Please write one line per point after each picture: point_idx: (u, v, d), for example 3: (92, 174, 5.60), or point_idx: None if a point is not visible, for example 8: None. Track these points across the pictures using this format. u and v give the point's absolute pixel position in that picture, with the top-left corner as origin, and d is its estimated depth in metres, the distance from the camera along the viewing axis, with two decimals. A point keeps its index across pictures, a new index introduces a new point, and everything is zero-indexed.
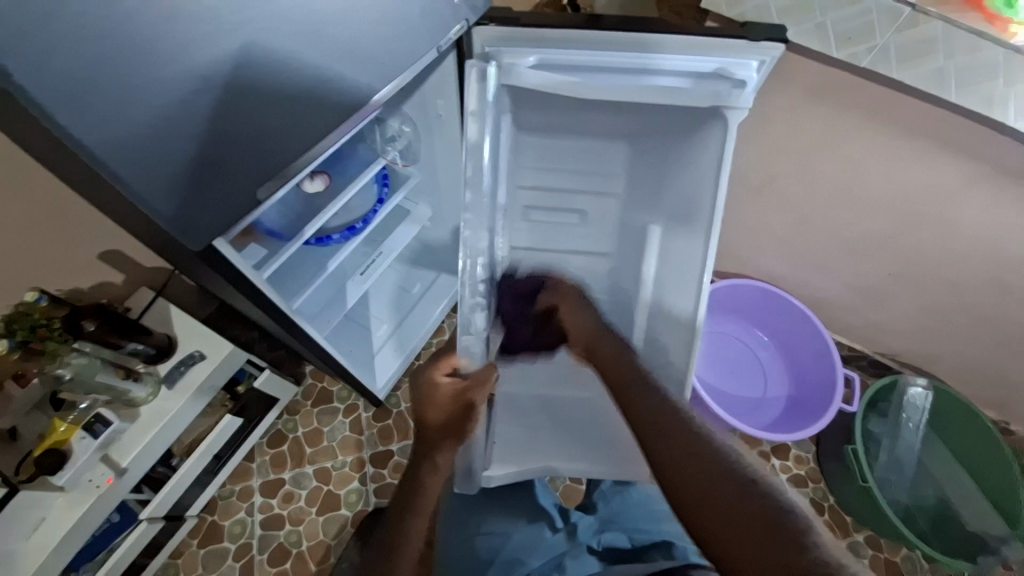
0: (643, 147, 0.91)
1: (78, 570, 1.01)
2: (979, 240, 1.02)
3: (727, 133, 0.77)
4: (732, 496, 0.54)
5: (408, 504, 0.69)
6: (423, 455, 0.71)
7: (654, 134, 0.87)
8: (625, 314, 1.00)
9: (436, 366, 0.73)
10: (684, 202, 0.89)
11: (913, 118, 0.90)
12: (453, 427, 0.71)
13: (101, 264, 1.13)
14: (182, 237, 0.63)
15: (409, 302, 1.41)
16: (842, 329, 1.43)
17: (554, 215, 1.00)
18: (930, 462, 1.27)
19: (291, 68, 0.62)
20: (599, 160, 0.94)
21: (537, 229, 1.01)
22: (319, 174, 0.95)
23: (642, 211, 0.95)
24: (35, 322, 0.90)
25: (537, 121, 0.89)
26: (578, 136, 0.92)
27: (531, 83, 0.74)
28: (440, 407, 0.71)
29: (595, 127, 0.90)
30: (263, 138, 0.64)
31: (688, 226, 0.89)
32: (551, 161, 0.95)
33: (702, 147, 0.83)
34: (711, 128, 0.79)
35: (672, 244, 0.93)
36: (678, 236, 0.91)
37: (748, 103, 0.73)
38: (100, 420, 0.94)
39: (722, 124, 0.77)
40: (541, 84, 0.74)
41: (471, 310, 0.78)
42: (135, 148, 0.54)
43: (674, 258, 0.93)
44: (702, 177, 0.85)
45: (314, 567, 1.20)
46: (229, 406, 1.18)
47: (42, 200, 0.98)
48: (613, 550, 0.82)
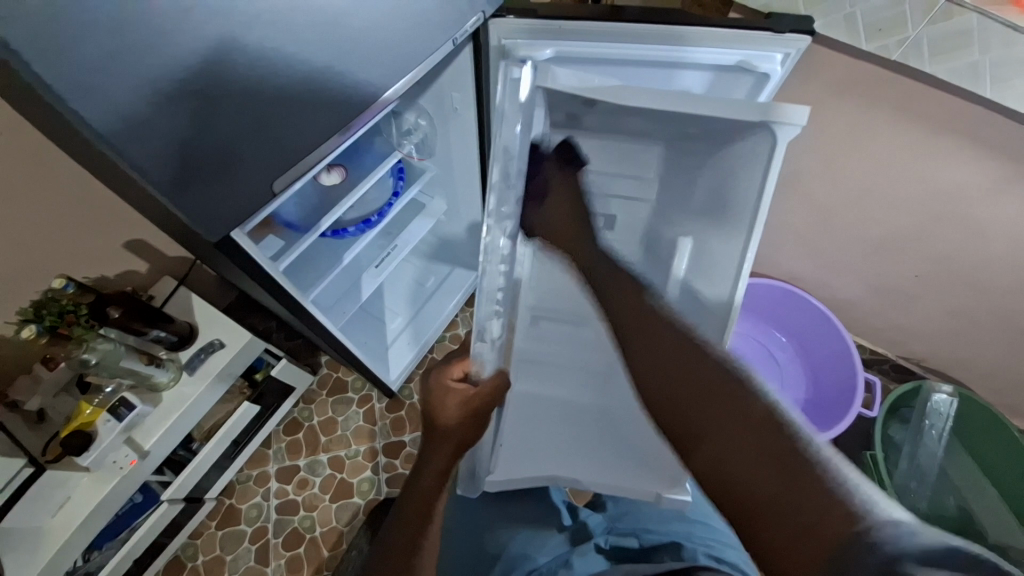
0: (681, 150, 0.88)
1: (102, 548, 1.04)
2: (1012, 243, 0.98)
3: (775, 145, 0.76)
4: (764, 448, 0.45)
5: (412, 509, 0.66)
6: (427, 461, 0.68)
7: (695, 140, 0.85)
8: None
9: (447, 371, 0.73)
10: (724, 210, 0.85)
11: (944, 115, 0.87)
12: (461, 438, 0.69)
13: (126, 253, 1.16)
14: (198, 227, 0.64)
15: (423, 295, 1.42)
16: (863, 331, 1.39)
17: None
18: (952, 471, 1.23)
19: (307, 61, 0.63)
20: (634, 165, 0.91)
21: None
22: (336, 167, 0.96)
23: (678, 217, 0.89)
24: (64, 307, 0.93)
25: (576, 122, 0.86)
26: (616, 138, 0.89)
27: (570, 85, 0.71)
28: (450, 415, 0.69)
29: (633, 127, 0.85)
30: (279, 131, 0.65)
31: (728, 235, 0.84)
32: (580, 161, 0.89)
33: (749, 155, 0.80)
34: (760, 136, 0.77)
35: (707, 253, 0.86)
36: (712, 245, 0.86)
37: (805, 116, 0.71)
38: (124, 403, 0.97)
39: (771, 136, 0.76)
40: (580, 86, 0.71)
41: (487, 317, 0.78)
42: (150, 139, 0.54)
43: (705, 268, 0.87)
44: (746, 182, 0.81)
45: (325, 552, 1.23)
46: (247, 393, 1.21)
47: (71, 189, 1.01)
48: (619, 549, 0.80)
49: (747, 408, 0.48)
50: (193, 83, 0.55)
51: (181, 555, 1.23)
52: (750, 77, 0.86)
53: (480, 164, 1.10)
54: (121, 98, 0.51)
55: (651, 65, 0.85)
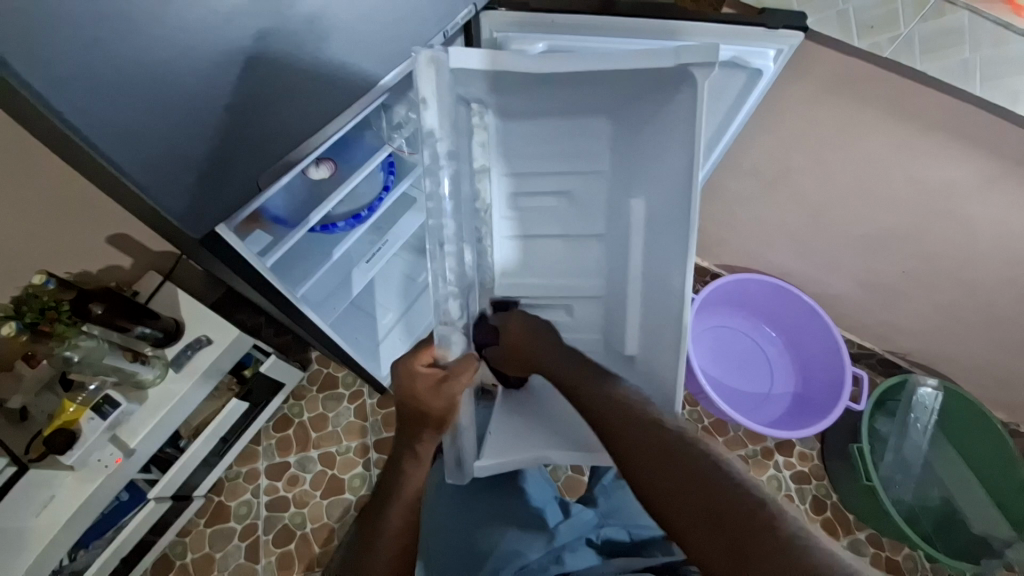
0: (619, 117, 0.81)
1: (88, 546, 1.04)
2: (998, 240, 0.99)
3: (697, 96, 0.67)
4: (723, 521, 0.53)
5: (389, 491, 0.69)
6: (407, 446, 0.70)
7: (621, 98, 0.77)
8: (617, 292, 0.95)
9: (416, 356, 0.71)
10: (670, 172, 0.78)
11: (935, 112, 0.87)
12: (442, 417, 0.69)
13: (109, 247, 1.13)
14: (180, 222, 0.63)
15: (415, 289, 1.39)
16: (852, 327, 1.40)
17: (543, 199, 0.94)
18: (937, 463, 1.25)
19: (295, 53, 0.61)
20: (577, 136, 0.86)
21: (524, 214, 0.95)
22: (324, 160, 0.93)
23: (630, 186, 0.86)
24: (44, 304, 0.90)
25: (511, 109, 0.81)
26: (553, 120, 0.84)
27: (494, 66, 0.65)
28: (429, 396, 0.68)
29: (574, 105, 0.80)
30: (267, 127, 0.64)
31: (677, 192, 0.77)
32: (524, 148, 0.88)
33: (675, 115, 0.73)
34: (676, 91, 0.70)
35: (659, 217, 0.83)
36: (661, 205, 0.82)
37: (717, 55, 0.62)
38: (109, 400, 0.95)
39: (690, 82, 0.67)
40: (506, 65, 0.65)
41: (443, 299, 0.70)
42: (128, 131, 0.53)
43: (663, 230, 0.83)
44: (676, 142, 0.75)
45: (318, 549, 1.22)
46: (235, 390, 1.19)
47: (50, 182, 0.98)
48: (610, 543, 0.83)
49: (720, 495, 0.55)
50: (177, 75, 0.53)
51: (169, 553, 1.22)
52: (743, 73, 0.85)
53: None
54: (98, 88, 0.49)
55: None
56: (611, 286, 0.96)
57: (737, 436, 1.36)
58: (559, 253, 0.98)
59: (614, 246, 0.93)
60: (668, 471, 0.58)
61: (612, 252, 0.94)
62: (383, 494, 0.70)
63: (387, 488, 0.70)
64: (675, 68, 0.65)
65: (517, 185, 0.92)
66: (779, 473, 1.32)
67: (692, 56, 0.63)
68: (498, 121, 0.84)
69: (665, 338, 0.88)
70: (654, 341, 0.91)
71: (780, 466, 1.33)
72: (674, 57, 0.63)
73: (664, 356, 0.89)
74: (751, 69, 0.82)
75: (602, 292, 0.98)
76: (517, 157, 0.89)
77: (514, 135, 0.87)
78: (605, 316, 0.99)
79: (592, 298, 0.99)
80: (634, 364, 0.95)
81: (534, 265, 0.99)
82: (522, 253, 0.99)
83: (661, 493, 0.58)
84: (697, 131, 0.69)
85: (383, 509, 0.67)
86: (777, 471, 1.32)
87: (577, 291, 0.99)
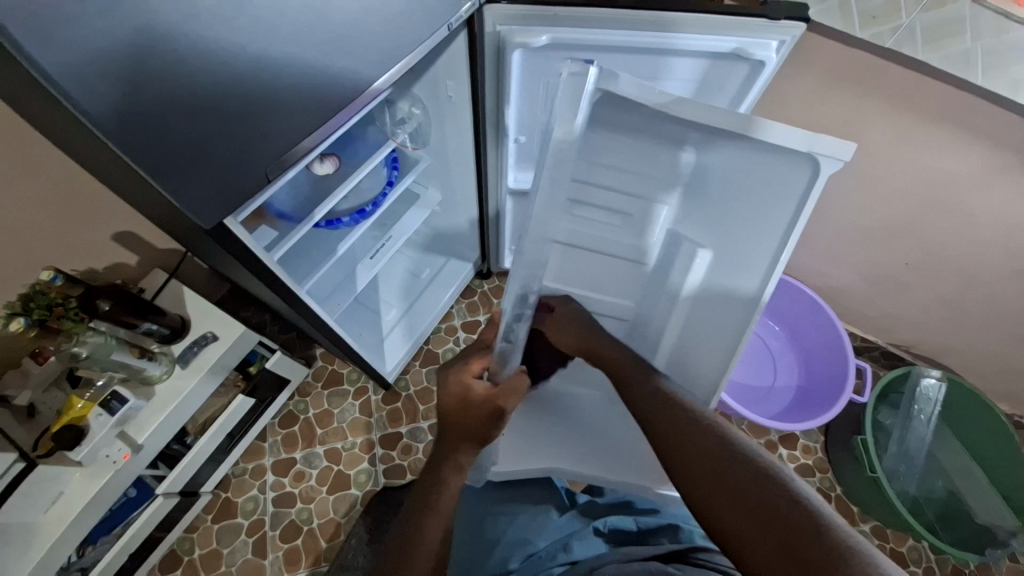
0: (714, 157, 0.72)
1: (96, 542, 1.04)
2: (1001, 232, 0.99)
3: (816, 177, 0.64)
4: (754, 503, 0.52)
5: (425, 501, 0.68)
6: (445, 453, 0.71)
7: (728, 140, 0.67)
8: (652, 313, 0.94)
9: (467, 367, 0.77)
10: (758, 228, 0.73)
11: (937, 102, 0.87)
12: (475, 429, 0.72)
13: (116, 245, 1.14)
14: (193, 214, 0.63)
15: (418, 287, 1.41)
16: (855, 320, 1.41)
17: (599, 214, 0.86)
18: (941, 455, 1.25)
19: (297, 48, 0.61)
20: (650, 164, 0.76)
21: (576, 228, 0.86)
22: (328, 156, 0.95)
23: (693, 228, 0.82)
24: (52, 301, 0.91)
25: (609, 114, 0.68)
26: (641, 137, 0.72)
27: (630, 96, 0.61)
28: (465, 403, 0.74)
29: (659, 130, 0.70)
30: (268, 115, 0.63)
31: (755, 237, 0.74)
32: (600, 161, 0.77)
33: (785, 184, 0.68)
34: (795, 166, 0.66)
35: (730, 266, 0.79)
36: (739, 254, 0.77)
37: (851, 154, 0.60)
38: (116, 397, 0.96)
39: (810, 164, 0.64)
40: (641, 97, 0.60)
41: (514, 319, 0.84)
42: (136, 116, 0.53)
43: (730, 275, 0.80)
44: (776, 207, 0.70)
45: (324, 543, 1.23)
46: (241, 385, 1.20)
47: (58, 180, 0.99)
48: (618, 532, 0.80)
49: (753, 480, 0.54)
50: (183, 64, 0.53)
51: (177, 548, 1.23)
52: (745, 65, 0.86)
53: (476, 149, 1.08)
54: (108, 75, 0.49)
55: (647, 53, 0.85)
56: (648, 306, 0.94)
57: (740, 429, 1.36)
58: (600, 266, 0.93)
59: (661, 276, 0.89)
60: (712, 460, 0.57)
61: (655, 283, 0.91)
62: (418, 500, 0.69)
63: (422, 496, 0.69)
64: (801, 151, 0.62)
65: (579, 191, 0.80)
66: (782, 466, 1.32)
67: (823, 144, 0.61)
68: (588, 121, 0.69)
69: (702, 359, 0.87)
70: (684, 363, 0.90)
71: (783, 459, 1.33)
72: (805, 140, 0.60)
73: (693, 377, 0.89)
74: (753, 61, 0.82)
75: (631, 313, 0.97)
76: (592, 165, 0.77)
77: (597, 146, 0.74)
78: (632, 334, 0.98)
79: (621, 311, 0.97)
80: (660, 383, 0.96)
81: (566, 272, 0.93)
82: (560, 261, 0.90)
83: (699, 473, 0.57)
84: (804, 208, 0.67)
85: (421, 520, 0.66)
86: (781, 464, 1.32)
87: (606, 307, 0.97)
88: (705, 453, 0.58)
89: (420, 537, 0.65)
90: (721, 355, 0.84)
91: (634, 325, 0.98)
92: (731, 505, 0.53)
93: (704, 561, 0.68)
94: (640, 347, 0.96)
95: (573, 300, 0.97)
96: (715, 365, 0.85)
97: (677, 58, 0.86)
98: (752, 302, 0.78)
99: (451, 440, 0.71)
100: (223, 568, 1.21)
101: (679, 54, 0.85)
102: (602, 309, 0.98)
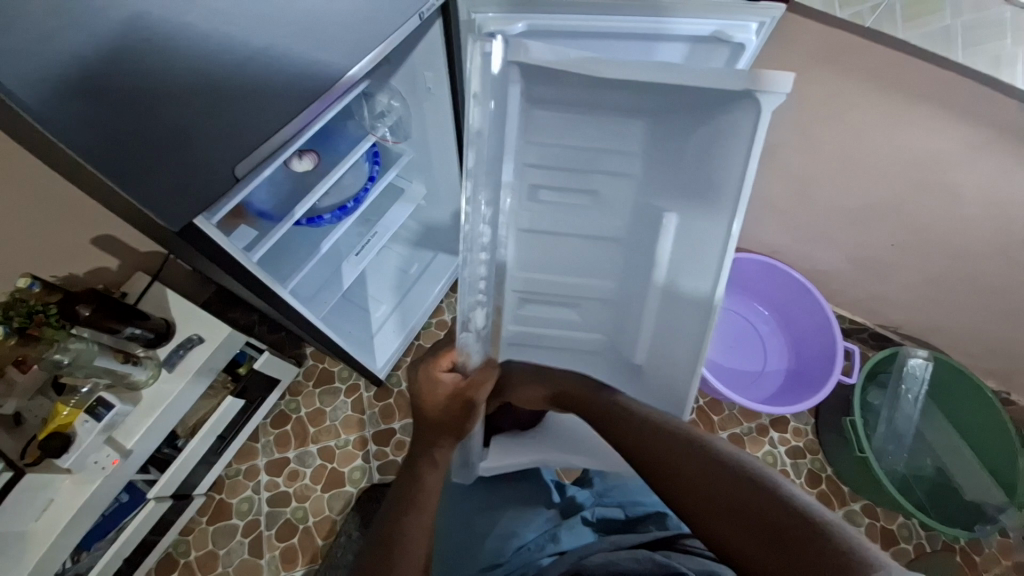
0: (668, 116, 0.67)
1: (90, 548, 1.03)
2: (985, 209, 0.99)
3: (761, 115, 0.59)
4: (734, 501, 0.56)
5: (411, 500, 0.70)
6: (423, 451, 0.74)
7: (673, 95, 0.63)
8: (634, 298, 0.84)
9: (436, 362, 0.74)
10: (715, 188, 0.69)
11: (917, 80, 0.87)
12: (451, 424, 0.74)
13: (96, 249, 1.13)
14: (160, 217, 0.61)
15: (407, 282, 1.40)
16: (843, 302, 1.42)
17: (563, 197, 0.77)
18: (928, 433, 1.27)
19: (263, 39, 0.60)
20: (612, 138, 0.71)
21: (539, 212, 0.77)
22: (308, 152, 0.93)
23: (664, 196, 0.72)
24: (31, 308, 0.88)
25: (544, 90, 0.65)
26: (591, 110, 0.68)
27: (542, 62, 0.58)
28: (439, 402, 0.73)
29: (606, 99, 0.66)
30: (231, 111, 0.62)
31: (712, 198, 0.69)
32: (555, 144, 0.71)
33: (734, 129, 0.63)
34: (739, 106, 0.61)
35: (696, 229, 0.73)
36: (704, 216, 0.71)
37: (791, 83, 0.56)
38: (102, 403, 0.95)
39: (754, 101, 0.59)
40: (554, 60, 0.58)
41: (470, 308, 0.70)
42: (85, 116, 0.52)
43: (697, 243, 0.74)
44: (727, 154, 0.65)
45: (320, 541, 1.23)
46: (230, 387, 1.19)
47: (32, 183, 0.97)
48: (604, 521, 0.83)
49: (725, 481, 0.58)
50: (145, 63, 0.53)
51: (173, 551, 1.23)
52: (726, 48, 0.85)
53: (459, 144, 1.07)
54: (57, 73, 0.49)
55: (632, 39, 0.84)
56: (625, 295, 0.85)
57: (731, 414, 1.37)
58: (575, 258, 0.83)
59: (637, 254, 0.79)
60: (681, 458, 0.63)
61: (634, 264, 0.81)
62: (398, 499, 0.70)
63: (404, 493, 0.71)
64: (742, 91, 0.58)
65: (536, 176, 0.74)
66: (773, 449, 1.34)
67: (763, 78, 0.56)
68: (522, 99, 0.65)
69: (682, 331, 0.81)
70: (666, 337, 0.84)
71: (775, 442, 1.35)
72: (743, 78, 0.55)
73: (677, 346, 0.83)
74: (733, 44, 0.83)
75: (614, 298, 0.86)
76: (540, 147, 0.72)
77: (542, 126, 0.70)
78: (617, 319, 0.88)
79: (598, 303, 0.87)
80: (640, 373, 0.89)
81: (538, 262, 0.83)
82: (527, 251, 0.81)
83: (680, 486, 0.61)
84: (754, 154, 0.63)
85: (404, 518, 0.67)
86: (772, 448, 1.34)
87: (583, 292, 0.86)
88: (684, 460, 0.63)
89: (408, 536, 0.66)
90: (695, 324, 0.79)
91: (618, 313, 0.87)
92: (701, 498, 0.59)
93: (691, 547, 0.69)
94: (625, 332, 0.87)
95: (551, 292, 0.86)
96: (693, 335, 0.80)
97: (662, 44, 0.85)
98: (707, 307, 0.76)
99: (430, 438, 0.74)
100: (220, 569, 1.21)
101: (664, 40, 0.84)
102: (586, 295, 0.86)
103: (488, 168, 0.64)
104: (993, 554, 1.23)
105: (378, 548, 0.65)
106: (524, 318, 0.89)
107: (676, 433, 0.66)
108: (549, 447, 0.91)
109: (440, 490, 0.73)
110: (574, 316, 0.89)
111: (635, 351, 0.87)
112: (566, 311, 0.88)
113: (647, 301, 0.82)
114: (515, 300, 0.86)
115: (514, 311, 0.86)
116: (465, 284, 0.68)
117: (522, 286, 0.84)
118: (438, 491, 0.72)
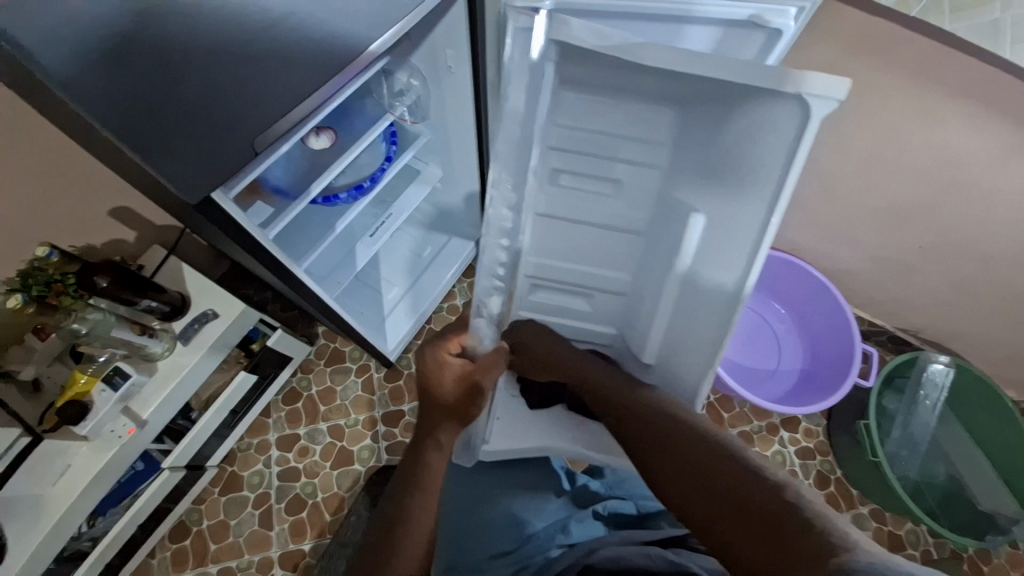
0: (705, 109, 0.64)
1: (105, 513, 1.05)
2: (1019, 213, 0.96)
3: (806, 123, 0.56)
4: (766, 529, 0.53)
5: (412, 481, 0.69)
6: (427, 434, 0.72)
7: (708, 88, 0.61)
8: (647, 289, 0.84)
9: (444, 346, 0.77)
10: (745, 197, 0.66)
11: (961, 77, 0.83)
12: (455, 408, 0.74)
13: (113, 221, 1.14)
14: (180, 190, 0.61)
15: (420, 265, 1.39)
16: (863, 303, 1.38)
17: (583, 182, 0.77)
18: (943, 439, 1.25)
19: (282, 10, 0.58)
20: (640, 128, 0.70)
21: (557, 196, 0.78)
22: (325, 129, 0.92)
23: (688, 190, 0.71)
24: (50, 277, 0.89)
25: (580, 74, 0.65)
26: (626, 96, 0.68)
27: (583, 42, 0.58)
28: (445, 383, 0.74)
29: (642, 89, 0.66)
30: (255, 82, 0.61)
31: (738, 210, 0.67)
32: (583, 129, 0.72)
33: (774, 131, 0.59)
34: (781, 111, 0.57)
35: (721, 230, 0.70)
36: (730, 222, 0.69)
37: (845, 91, 0.51)
38: (119, 372, 0.96)
39: (796, 103, 0.55)
40: (597, 44, 0.58)
41: (487, 294, 0.82)
42: (107, 80, 0.51)
43: (721, 241, 0.71)
44: (761, 155, 0.62)
45: (328, 516, 1.25)
46: (243, 362, 1.20)
47: (55, 155, 0.97)
48: (617, 515, 0.83)
49: (756, 508, 0.55)
50: (164, 30, 0.52)
51: (186, 520, 1.25)
52: (762, 33, 0.82)
53: (478, 129, 1.05)
54: (80, 44, 0.48)
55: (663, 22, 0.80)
56: (642, 284, 0.85)
57: (742, 412, 1.36)
58: (593, 244, 0.83)
59: (654, 250, 0.80)
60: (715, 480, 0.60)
61: (648, 260, 0.82)
62: (404, 480, 0.70)
63: (410, 474, 0.70)
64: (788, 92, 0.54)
65: (559, 159, 0.75)
66: (783, 448, 1.32)
67: (814, 79, 0.52)
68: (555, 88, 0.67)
69: (692, 338, 0.80)
70: (678, 336, 0.83)
71: (785, 442, 1.33)
72: (789, 75, 0.52)
73: (689, 348, 0.82)
74: (770, 29, 0.79)
75: (628, 289, 0.87)
76: (569, 132, 0.72)
77: (573, 110, 0.70)
78: (630, 309, 0.90)
79: (614, 292, 0.89)
80: (648, 371, 0.90)
81: (553, 249, 0.85)
82: (544, 237, 0.83)
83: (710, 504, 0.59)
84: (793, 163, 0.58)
85: (408, 499, 0.67)
86: (782, 447, 1.32)
87: (599, 285, 0.88)
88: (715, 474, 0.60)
89: (410, 516, 0.66)
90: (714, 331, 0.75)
91: (630, 303, 0.89)
92: (735, 514, 0.56)
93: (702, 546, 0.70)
94: (635, 324, 0.89)
95: (562, 277, 0.88)
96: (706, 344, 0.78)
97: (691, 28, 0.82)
98: (726, 308, 0.73)
99: (434, 419, 0.73)
100: (230, 539, 1.24)
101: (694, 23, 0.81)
102: (597, 284, 0.88)
103: (518, 150, 0.68)
104: (1003, 566, 1.21)
105: (386, 525, 0.66)
106: (534, 301, 0.92)
107: (721, 447, 0.63)
108: (552, 435, 0.97)
109: (443, 472, 0.71)
110: (584, 305, 0.92)
111: (645, 348, 0.88)
112: (576, 298, 0.91)
113: (664, 294, 0.80)
114: (527, 284, 0.89)
115: (525, 294, 0.91)
116: (484, 268, 0.78)
117: (534, 271, 0.87)
118: (442, 473, 0.70)
